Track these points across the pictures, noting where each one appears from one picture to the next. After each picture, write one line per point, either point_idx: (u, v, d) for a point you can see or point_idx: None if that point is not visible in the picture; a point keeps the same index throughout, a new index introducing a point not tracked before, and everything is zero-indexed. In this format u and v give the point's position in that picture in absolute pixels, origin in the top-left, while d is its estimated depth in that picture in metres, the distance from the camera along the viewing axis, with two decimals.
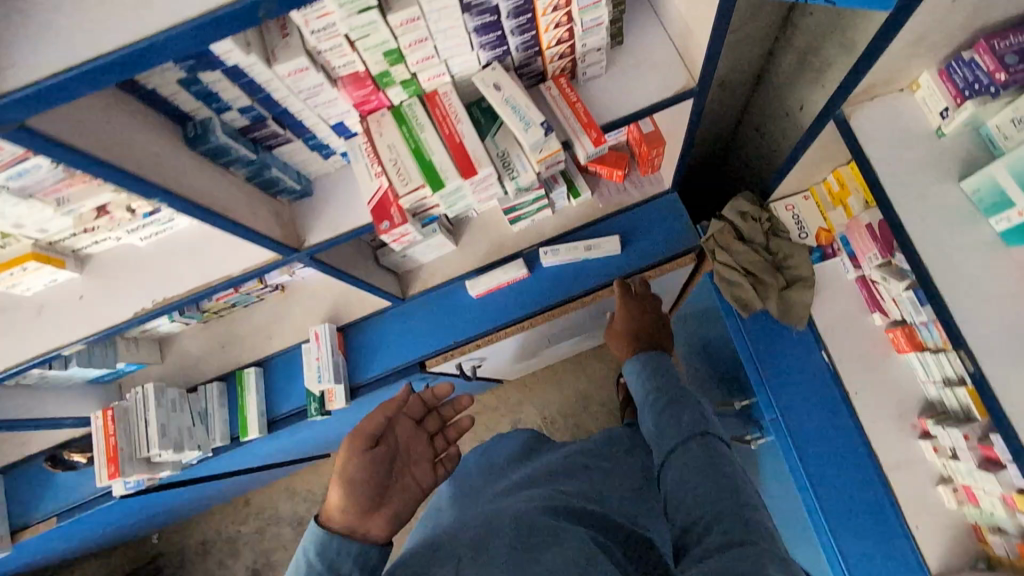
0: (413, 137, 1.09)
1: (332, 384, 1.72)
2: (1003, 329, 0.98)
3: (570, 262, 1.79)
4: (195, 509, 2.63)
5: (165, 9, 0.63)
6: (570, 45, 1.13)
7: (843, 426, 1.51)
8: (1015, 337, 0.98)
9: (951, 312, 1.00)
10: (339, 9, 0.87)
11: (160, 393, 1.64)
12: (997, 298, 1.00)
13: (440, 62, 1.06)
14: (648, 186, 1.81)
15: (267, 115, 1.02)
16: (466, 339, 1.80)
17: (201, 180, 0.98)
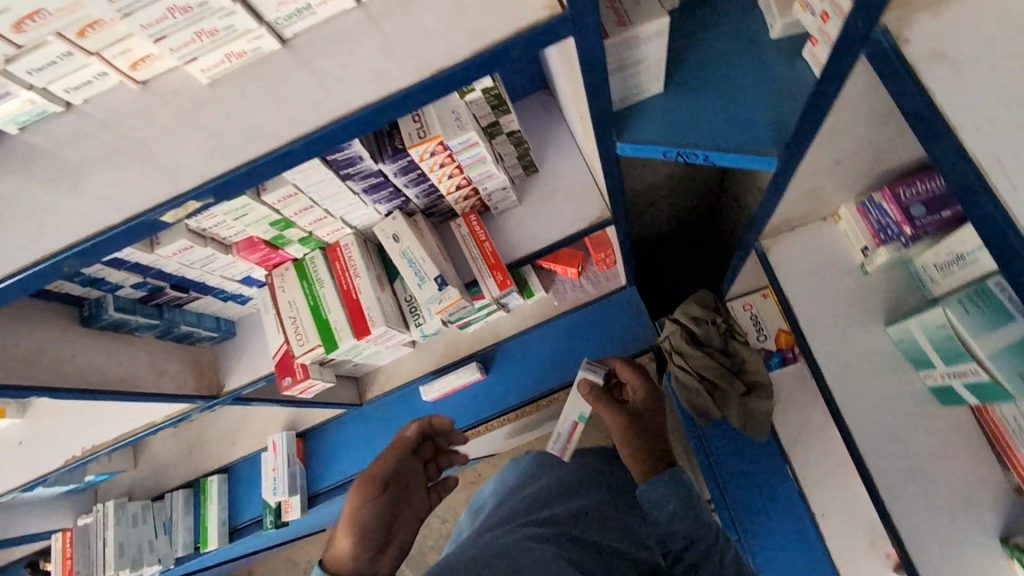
0: (313, 293, 1.08)
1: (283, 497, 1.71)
2: (929, 501, 0.91)
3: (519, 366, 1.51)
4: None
5: None
6: (471, 188, 1.11)
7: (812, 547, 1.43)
8: (942, 510, 0.90)
9: (875, 480, 0.92)
10: None
11: (119, 510, 1.67)
12: (924, 464, 0.92)
13: (336, 219, 1.06)
14: (605, 282, 1.75)
15: (165, 284, 1.05)
16: None
17: (96, 357, 1.00)
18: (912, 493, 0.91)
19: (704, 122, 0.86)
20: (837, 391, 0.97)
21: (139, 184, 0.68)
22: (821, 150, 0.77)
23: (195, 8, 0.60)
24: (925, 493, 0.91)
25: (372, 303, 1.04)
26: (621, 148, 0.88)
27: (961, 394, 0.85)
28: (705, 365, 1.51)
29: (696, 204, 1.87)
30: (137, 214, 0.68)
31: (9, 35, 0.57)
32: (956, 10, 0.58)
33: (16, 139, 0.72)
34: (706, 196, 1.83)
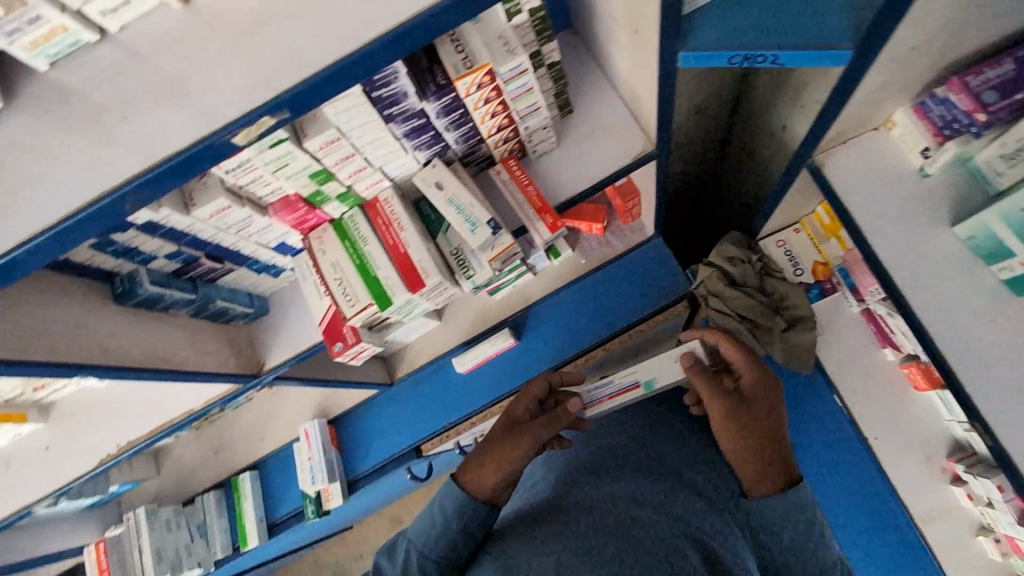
0: (356, 251, 1.02)
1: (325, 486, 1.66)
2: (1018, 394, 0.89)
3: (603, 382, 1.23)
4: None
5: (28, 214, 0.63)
6: (512, 129, 1.06)
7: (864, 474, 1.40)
8: None
9: (959, 379, 0.91)
10: (249, 148, 0.82)
11: (152, 515, 1.60)
12: (1007, 358, 0.91)
13: (376, 170, 1.00)
14: (632, 234, 1.69)
15: (199, 254, 0.98)
16: (460, 418, 1.72)
17: (135, 335, 0.93)
18: (999, 391, 0.90)
19: (768, 23, 0.82)
20: (908, 298, 0.96)
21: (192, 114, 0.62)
22: (898, 34, 0.74)
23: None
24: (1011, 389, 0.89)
25: (422, 255, 0.98)
26: (682, 58, 0.84)
27: None
28: (744, 303, 1.50)
29: (704, 162, 1.88)
30: (200, 139, 0.61)
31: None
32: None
33: (46, 78, 0.65)
34: (712, 151, 1.85)
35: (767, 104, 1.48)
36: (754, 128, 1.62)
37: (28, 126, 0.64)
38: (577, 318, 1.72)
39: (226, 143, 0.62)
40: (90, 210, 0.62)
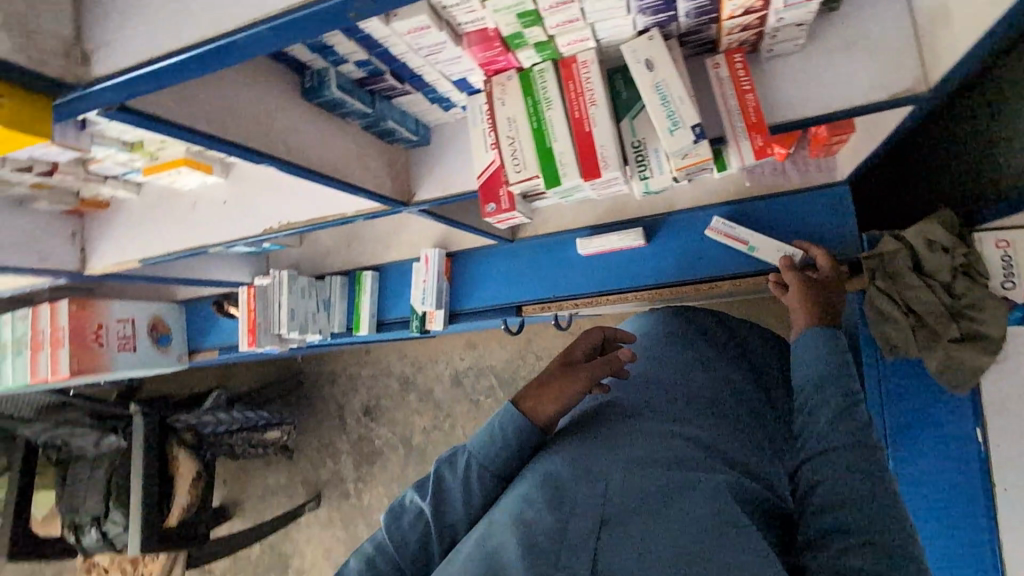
0: (537, 114, 0.93)
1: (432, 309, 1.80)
2: None
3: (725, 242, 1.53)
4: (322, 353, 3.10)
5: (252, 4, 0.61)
6: (761, 16, 0.85)
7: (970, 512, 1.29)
8: None
9: None
10: None
11: (292, 280, 1.83)
12: None
13: (585, 26, 0.86)
14: (813, 171, 1.50)
15: (385, 69, 0.93)
16: (568, 296, 1.72)
17: (316, 135, 0.96)
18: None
19: None
20: None
21: None
22: None
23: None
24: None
25: (607, 141, 0.89)
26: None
27: None
28: (921, 297, 1.27)
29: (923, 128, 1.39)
30: None
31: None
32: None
33: None
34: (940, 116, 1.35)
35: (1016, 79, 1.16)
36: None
37: None
38: (723, 243, 1.56)
39: None
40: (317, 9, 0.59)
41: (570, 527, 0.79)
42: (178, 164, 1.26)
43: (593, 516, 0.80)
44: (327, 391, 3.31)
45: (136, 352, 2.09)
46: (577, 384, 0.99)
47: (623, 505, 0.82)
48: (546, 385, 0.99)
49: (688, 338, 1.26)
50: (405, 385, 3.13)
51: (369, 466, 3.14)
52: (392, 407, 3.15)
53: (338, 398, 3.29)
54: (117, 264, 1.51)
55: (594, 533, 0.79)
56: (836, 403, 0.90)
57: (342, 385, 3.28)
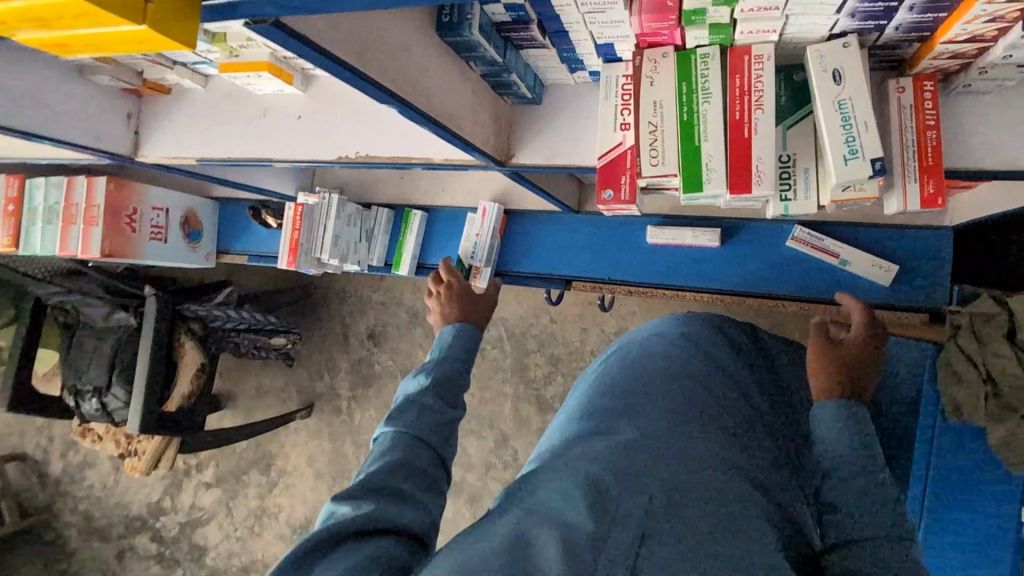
0: (690, 104, 0.83)
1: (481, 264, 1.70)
2: None
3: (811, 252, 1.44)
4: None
5: None
6: (982, 47, 0.73)
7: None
8: None
9: None
10: None
11: (341, 206, 1.74)
12: None
13: (780, 18, 0.74)
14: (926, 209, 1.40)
15: (534, 18, 0.82)
16: (623, 281, 1.65)
17: (441, 79, 0.85)
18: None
19: None
20: None
21: None
22: None
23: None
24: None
25: (767, 153, 0.79)
26: None
27: None
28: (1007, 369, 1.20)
29: None
30: None
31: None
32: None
33: None
34: None
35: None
36: None
37: None
38: (803, 264, 1.46)
39: None
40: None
41: (608, 536, 0.69)
42: (260, 67, 1.15)
43: (634, 524, 0.70)
44: (334, 309, 3.25)
45: (166, 243, 2.00)
46: (487, 303, 1.30)
47: (665, 515, 0.72)
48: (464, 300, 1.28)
49: (720, 330, 1.12)
50: (413, 317, 3.09)
51: (365, 389, 3.15)
52: (398, 339, 3.12)
53: (344, 319, 3.24)
54: (170, 157, 1.41)
55: (634, 542, 0.69)
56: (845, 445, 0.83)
57: (350, 305, 3.22)
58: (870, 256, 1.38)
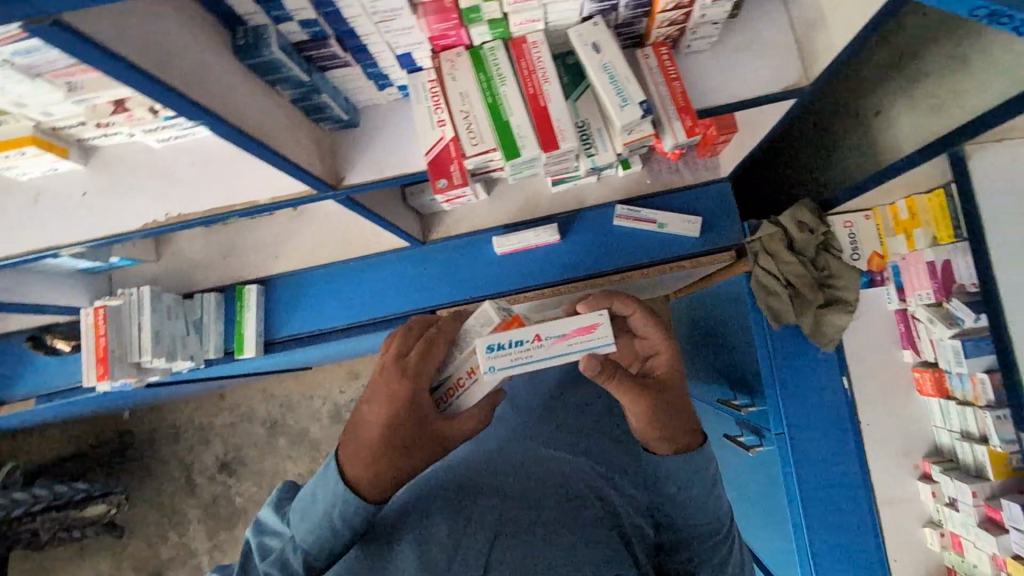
0: (490, 89, 0.93)
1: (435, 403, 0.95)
2: None
3: (635, 227, 1.70)
4: (161, 400, 2.55)
5: None
6: (686, 12, 0.98)
7: (847, 451, 1.53)
8: None
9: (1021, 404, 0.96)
10: None
11: (156, 297, 1.50)
12: None
13: (540, 6, 0.90)
14: (704, 170, 1.73)
15: (330, 33, 0.86)
16: (484, 296, 1.71)
17: (250, 101, 0.85)
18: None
19: None
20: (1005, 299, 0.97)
21: None
22: None
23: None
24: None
25: (563, 115, 0.92)
26: None
27: None
28: (795, 272, 1.56)
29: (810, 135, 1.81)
30: None
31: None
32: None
33: None
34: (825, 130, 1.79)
35: (878, 87, 1.62)
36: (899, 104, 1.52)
37: None
38: (631, 237, 1.71)
39: None
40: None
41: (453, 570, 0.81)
42: (20, 143, 1.00)
43: (489, 533, 0.84)
44: (168, 451, 2.72)
45: None
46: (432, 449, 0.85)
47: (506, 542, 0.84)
48: (396, 448, 0.81)
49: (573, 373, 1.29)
50: (272, 427, 2.73)
51: (229, 529, 2.66)
52: (258, 457, 2.71)
53: (184, 457, 2.72)
54: None
55: (487, 548, 0.83)
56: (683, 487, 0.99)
57: (189, 439, 2.73)
58: (679, 214, 1.67)
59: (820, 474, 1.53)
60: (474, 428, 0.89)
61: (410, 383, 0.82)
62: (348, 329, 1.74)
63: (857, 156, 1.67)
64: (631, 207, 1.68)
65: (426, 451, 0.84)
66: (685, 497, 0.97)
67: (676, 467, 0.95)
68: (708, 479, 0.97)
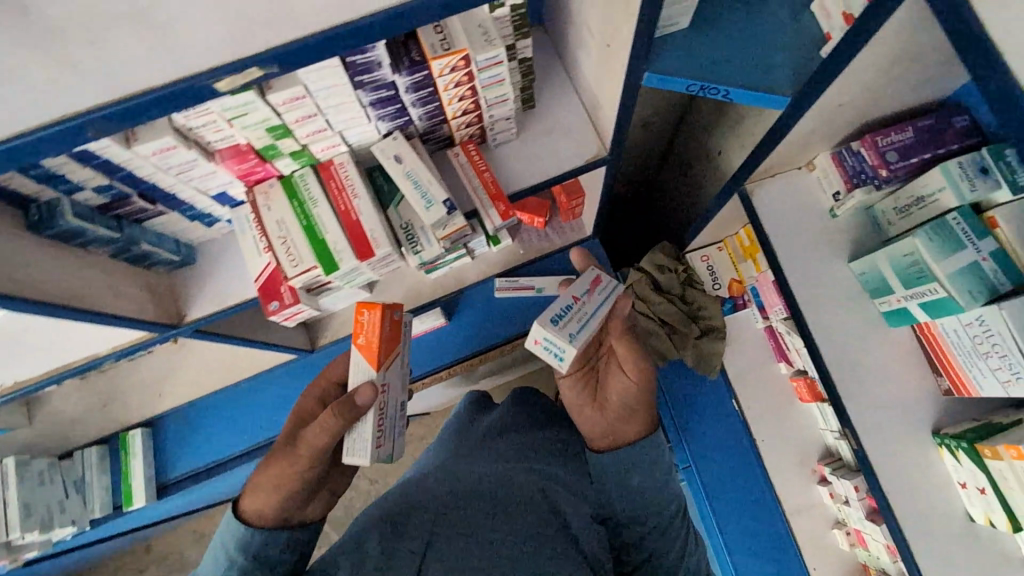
0: (304, 212, 1.00)
1: (368, 461, 0.92)
2: (883, 409, 1.05)
3: (518, 297, 1.77)
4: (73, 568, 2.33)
5: None
6: (477, 114, 1.09)
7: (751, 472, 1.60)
8: (895, 419, 1.04)
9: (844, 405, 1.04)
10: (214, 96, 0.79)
11: (23, 466, 1.41)
12: (874, 375, 1.06)
13: (335, 133, 0.98)
14: (570, 233, 1.77)
15: (131, 191, 0.90)
16: None
17: (54, 269, 0.87)
18: (865, 404, 1.05)
19: (722, 62, 0.93)
20: (806, 313, 1.09)
21: None
22: (833, 87, 0.85)
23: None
24: (879, 409, 1.04)
25: (374, 225, 0.99)
26: (647, 79, 0.95)
27: (913, 314, 0.99)
28: (667, 309, 1.62)
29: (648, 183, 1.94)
30: (179, 80, 0.56)
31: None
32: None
33: None
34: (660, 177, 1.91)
35: (708, 128, 1.53)
36: (700, 163, 1.64)
37: None
38: (514, 305, 1.77)
39: (203, 89, 0.57)
40: (45, 134, 0.55)
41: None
42: None
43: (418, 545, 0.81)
44: None
45: None
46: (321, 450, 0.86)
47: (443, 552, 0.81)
48: (275, 464, 0.86)
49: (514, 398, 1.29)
50: None
51: None
52: None
53: None
54: None
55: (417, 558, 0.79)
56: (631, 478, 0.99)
57: None
58: (555, 277, 1.74)
59: (733, 499, 1.61)
60: (326, 423, 0.86)
61: (287, 424, 0.96)
62: (246, 454, 1.71)
63: (708, 192, 1.63)
64: (510, 277, 1.75)
65: (303, 459, 0.86)
66: (639, 481, 0.98)
67: (631, 454, 0.98)
68: (657, 464, 1.00)
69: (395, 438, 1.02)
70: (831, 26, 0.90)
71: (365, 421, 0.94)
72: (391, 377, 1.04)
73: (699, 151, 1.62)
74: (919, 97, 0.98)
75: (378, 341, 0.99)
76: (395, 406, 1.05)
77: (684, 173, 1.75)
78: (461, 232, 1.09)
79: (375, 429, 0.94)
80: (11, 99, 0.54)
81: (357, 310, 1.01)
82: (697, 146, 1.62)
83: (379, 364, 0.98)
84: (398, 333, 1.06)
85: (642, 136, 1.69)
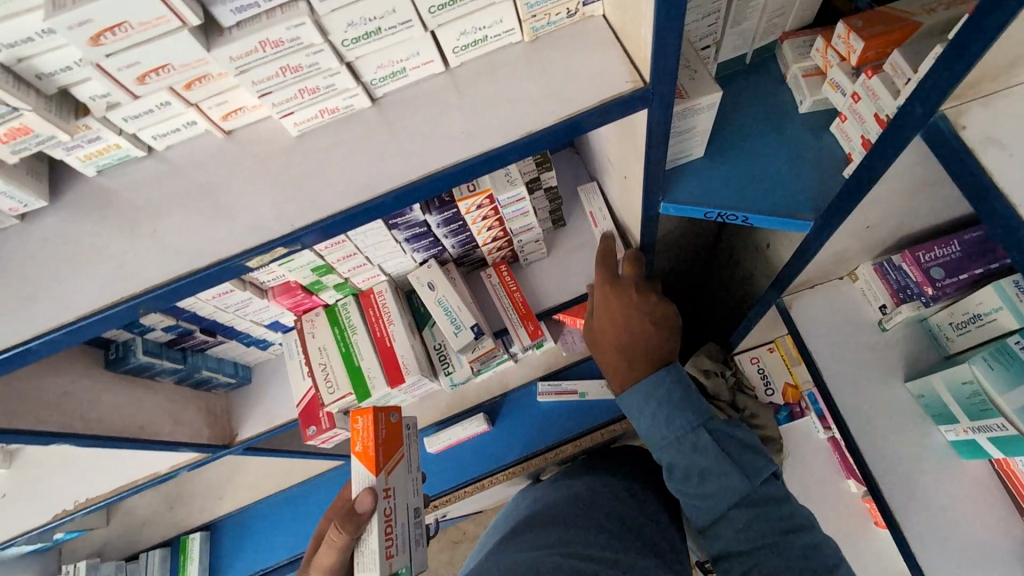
0: (344, 339, 1.08)
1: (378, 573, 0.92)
2: (951, 550, 0.96)
3: (563, 400, 1.73)
4: None
5: (45, 312, 0.65)
6: (507, 240, 1.14)
7: None
8: (965, 561, 0.95)
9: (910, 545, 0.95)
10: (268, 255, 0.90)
11: (92, 570, 1.48)
12: (941, 511, 0.98)
13: (374, 267, 1.06)
14: None
15: (195, 327, 1.01)
16: (438, 494, 1.74)
17: (121, 402, 0.97)
18: (934, 544, 0.96)
19: (741, 187, 0.94)
20: (858, 438, 1.02)
21: (203, 234, 0.67)
22: (857, 215, 0.83)
23: (287, 44, 0.58)
24: (950, 549, 0.96)
25: (406, 352, 1.04)
26: (664, 208, 0.97)
27: (985, 448, 0.92)
28: None
29: (694, 278, 1.87)
30: (220, 260, 0.65)
31: (130, 87, 0.57)
32: (1015, 91, 0.62)
33: (92, 182, 0.71)
34: (705, 272, 1.84)
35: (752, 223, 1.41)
36: (740, 261, 1.57)
37: (60, 222, 0.70)
38: (559, 410, 1.74)
39: (240, 266, 0.66)
40: (104, 315, 0.64)
41: None
42: None
43: None
44: None
45: None
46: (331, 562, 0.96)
47: None
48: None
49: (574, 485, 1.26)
50: None
51: None
52: None
53: None
54: None
55: None
56: (710, 486, 0.88)
57: None
58: (598, 381, 1.70)
59: None
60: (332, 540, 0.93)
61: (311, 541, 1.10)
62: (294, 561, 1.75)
63: (764, 280, 1.47)
64: (553, 379, 1.73)
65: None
66: (653, 436, 0.95)
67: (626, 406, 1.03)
68: (666, 397, 0.95)
69: (411, 547, 0.99)
70: (852, 147, 0.89)
71: (371, 532, 0.93)
72: (397, 482, 0.99)
73: (738, 249, 1.56)
74: (963, 212, 0.93)
75: (375, 446, 0.96)
76: (405, 513, 1.00)
77: (728, 270, 1.69)
78: (493, 353, 1.12)
79: (381, 540, 0.93)
80: (98, 286, 0.65)
81: (352, 417, 0.97)
82: (735, 245, 1.57)
83: (377, 470, 0.94)
84: (398, 435, 1.02)
85: (687, 230, 1.56)
